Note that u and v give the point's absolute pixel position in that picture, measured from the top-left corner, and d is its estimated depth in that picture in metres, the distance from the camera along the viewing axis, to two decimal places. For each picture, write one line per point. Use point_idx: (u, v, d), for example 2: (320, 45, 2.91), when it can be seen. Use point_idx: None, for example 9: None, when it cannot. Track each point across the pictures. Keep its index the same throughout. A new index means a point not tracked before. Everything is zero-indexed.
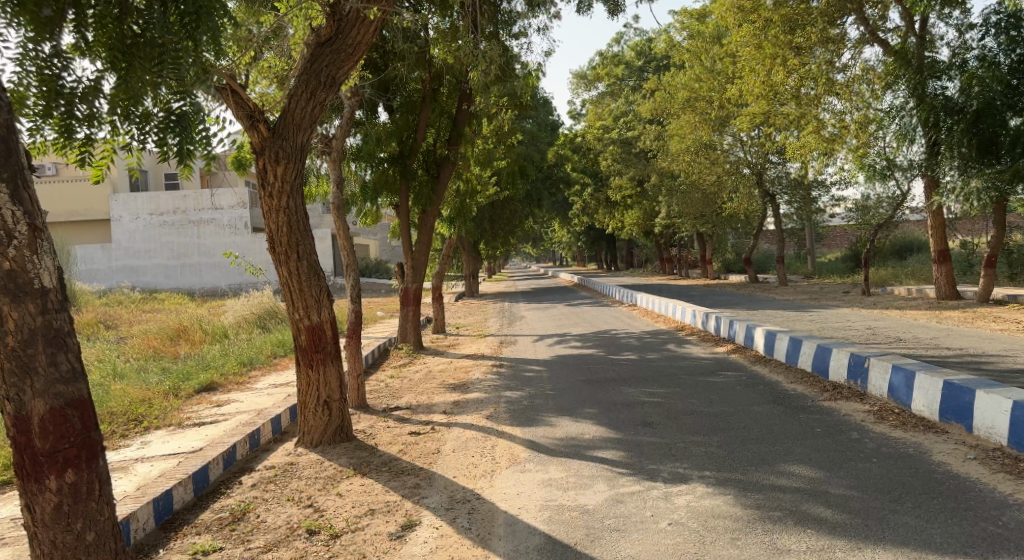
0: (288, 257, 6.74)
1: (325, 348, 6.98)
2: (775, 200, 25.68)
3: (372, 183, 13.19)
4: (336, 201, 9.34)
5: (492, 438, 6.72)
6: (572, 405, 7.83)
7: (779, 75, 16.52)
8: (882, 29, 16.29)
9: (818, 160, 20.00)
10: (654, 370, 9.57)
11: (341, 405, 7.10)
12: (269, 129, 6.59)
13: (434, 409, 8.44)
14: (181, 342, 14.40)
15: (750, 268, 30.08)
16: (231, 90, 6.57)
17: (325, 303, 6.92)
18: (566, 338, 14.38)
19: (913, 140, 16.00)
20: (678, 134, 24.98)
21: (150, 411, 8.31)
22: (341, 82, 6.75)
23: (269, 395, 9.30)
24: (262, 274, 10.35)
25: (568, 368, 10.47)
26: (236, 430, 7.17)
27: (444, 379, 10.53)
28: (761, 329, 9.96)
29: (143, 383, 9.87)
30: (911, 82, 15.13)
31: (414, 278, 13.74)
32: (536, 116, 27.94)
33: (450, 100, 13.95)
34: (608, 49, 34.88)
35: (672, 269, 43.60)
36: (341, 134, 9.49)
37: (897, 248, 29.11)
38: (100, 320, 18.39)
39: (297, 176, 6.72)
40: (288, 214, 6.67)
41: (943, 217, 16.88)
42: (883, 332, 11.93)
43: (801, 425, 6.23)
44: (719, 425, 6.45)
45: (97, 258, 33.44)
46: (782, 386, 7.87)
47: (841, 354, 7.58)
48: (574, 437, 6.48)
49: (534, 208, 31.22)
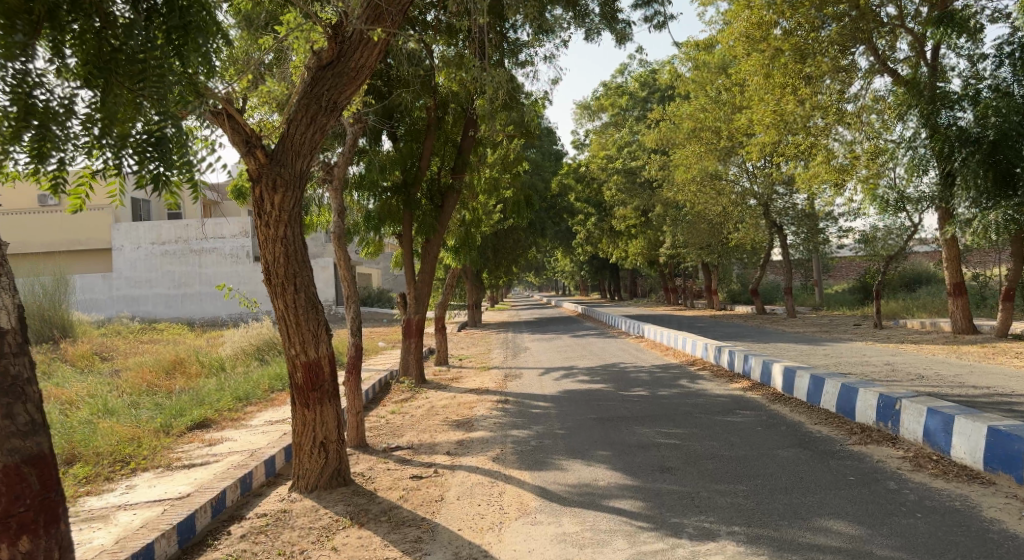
0: (285, 288, 6.38)
1: (322, 386, 6.57)
2: (782, 230, 25.34)
3: (375, 213, 12.82)
4: (336, 230, 8.99)
5: (500, 484, 6.28)
6: (583, 447, 7.39)
7: (790, 104, 16.34)
8: (892, 60, 16.09)
9: (827, 191, 19.75)
10: (667, 408, 9.13)
11: (338, 446, 6.69)
12: (267, 155, 6.28)
13: (437, 450, 8.00)
14: (176, 375, 14.00)
15: (757, 300, 29.65)
16: (226, 114, 6.29)
17: (322, 338, 6.54)
18: (573, 372, 13.94)
19: (926, 171, 15.74)
20: (682, 164, 24.81)
21: (137, 451, 7.86)
22: (342, 106, 6.47)
23: (264, 434, 8.87)
24: (257, 307, 9.81)
25: (576, 404, 10.03)
26: (226, 473, 6.73)
27: (447, 416, 10.08)
28: (779, 365, 9.53)
29: (133, 419, 9.44)
30: (923, 112, 14.86)
31: (417, 309, 13.33)
32: (540, 146, 27.79)
33: (454, 128, 13.73)
34: (611, 80, 34.97)
35: (676, 299, 43.18)
36: (343, 162, 9.17)
37: (907, 280, 28.71)
38: (94, 351, 18.00)
39: (296, 205, 6.39)
40: (285, 244, 6.33)
41: (958, 249, 16.50)
42: (903, 369, 11.49)
43: (832, 473, 5.79)
44: (744, 472, 6.02)
45: (96, 287, 33.10)
46: (805, 427, 7.44)
47: (869, 394, 7.16)
48: (587, 484, 6.04)
49: (538, 238, 30.95)
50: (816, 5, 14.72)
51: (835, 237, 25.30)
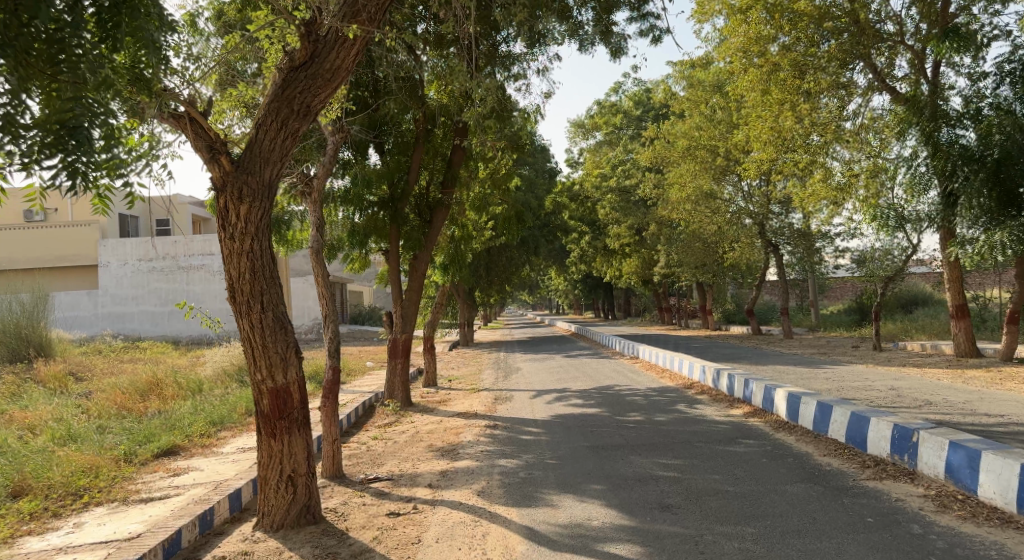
0: (250, 307, 5.84)
1: (291, 414, 6.03)
2: (778, 250, 24.80)
3: (360, 227, 12.31)
4: (314, 245, 8.47)
5: (484, 523, 5.74)
6: (576, 480, 6.85)
7: (788, 120, 15.94)
8: (892, 77, 15.79)
9: (825, 209, 19.41)
10: (664, 435, 8.58)
11: (307, 480, 6.13)
12: (232, 162, 5.81)
13: (419, 482, 7.44)
14: (152, 397, 13.38)
15: (752, 320, 29.18)
16: (189, 118, 5.88)
17: (292, 361, 6.01)
18: (566, 395, 13.41)
19: (927, 189, 15.39)
20: (677, 182, 24.50)
21: (94, 483, 7.29)
22: (317, 111, 6.03)
23: (234, 464, 8.28)
24: (221, 328, 9.22)
25: (569, 431, 9.48)
26: (184, 510, 6.17)
27: (432, 442, 9.52)
28: (783, 391, 9.02)
29: (96, 446, 8.85)
30: (923, 131, 14.55)
31: (404, 327, 12.77)
32: (534, 163, 27.42)
33: (444, 141, 13.26)
34: (605, 99, 34.85)
35: (671, 318, 42.74)
36: (322, 173, 8.65)
37: (903, 301, 28.35)
38: (70, 371, 17.37)
39: (264, 216, 5.89)
40: (251, 259, 5.81)
41: (960, 270, 16.10)
42: (909, 394, 10.99)
43: (848, 513, 5.27)
44: (750, 511, 5.49)
45: (82, 304, 32.49)
46: (814, 459, 6.92)
47: (882, 424, 6.63)
48: (579, 524, 5.49)
49: (532, 256, 30.53)
50: (815, 21, 14.47)
51: (831, 257, 24.91)
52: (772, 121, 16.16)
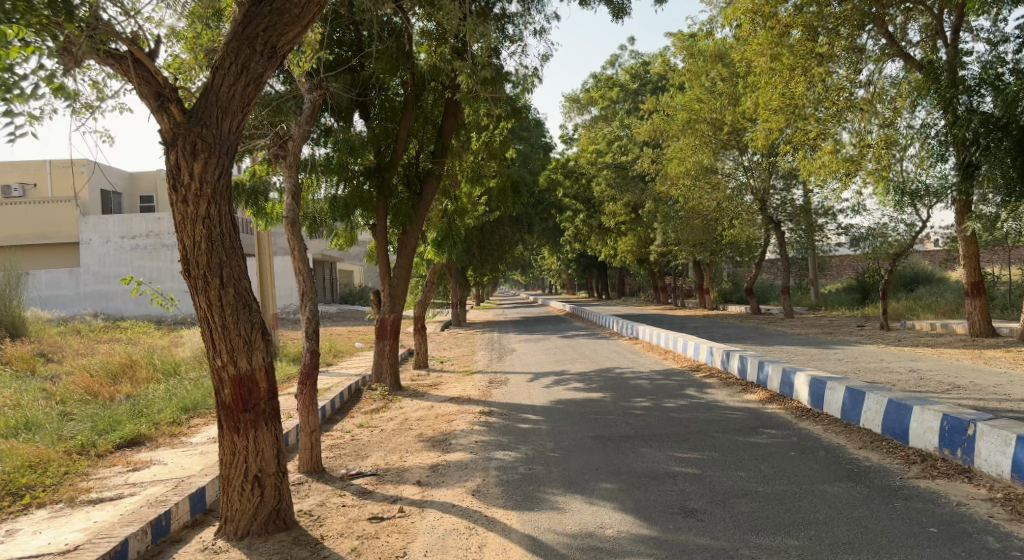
0: (207, 283, 5.00)
1: (257, 406, 5.22)
2: (779, 227, 23.78)
3: (343, 200, 11.16)
4: (289, 215, 7.54)
5: (478, 530, 4.99)
6: (584, 476, 6.11)
7: (800, 87, 15.04)
8: (907, 41, 14.95)
9: (832, 184, 18.58)
10: (676, 424, 7.82)
11: (276, 480, 5.35)
12: (183, 111, 4.97)
13: (406, 478, 6.67)
14: (123, 381, 12.56)
15: (752, 299, 28.43)
16: (132, 59, 5.00)
17: (257, 345, 5.19)
18: (564, 377, 12.67)
19: (945, 159, 14.55)
20: (676, 157, 23.49)
21: (38, 482, 6.52)
22: (283, 54, 5.25)
23: (202, 456, 7.52)
24: (174, 304, 8.36)
25: (572, 418, 8.73)
26: (134, 516, 5.36)
27: (422, 431, 8.75)
28: (804, 376, 8.27)
29: (51, 437, 8.06)
30: (941, 98, 13.65)
31: (392, 307, 11.92)
32: (528, 138, 26.56)
33: (435, 108, 12.43)
34: (601, 72, 33.96)
35: (666, 298, 42.04)
36: (299, 133, 7.74)
37: (905, 280, 27.65)
38: (40, 351, 16.49)
39: (222, 175, 5.06)
40: (208, 226, 4.98)
41: (976, 245, 15.30)
42: (931, 377, 10.28)
43: (902, 520, 4.53)
44: (789, 518, 4.73)
45: (63, 283, 31.44)
46: (849, 453, 6.18)
47: (928, 414, 5.90)
48: (591, 534, 4.72)
49: (525, 235, 29.74)
50: None
51: (833, 235, 24.10)
52: (781, 87, 15.23)
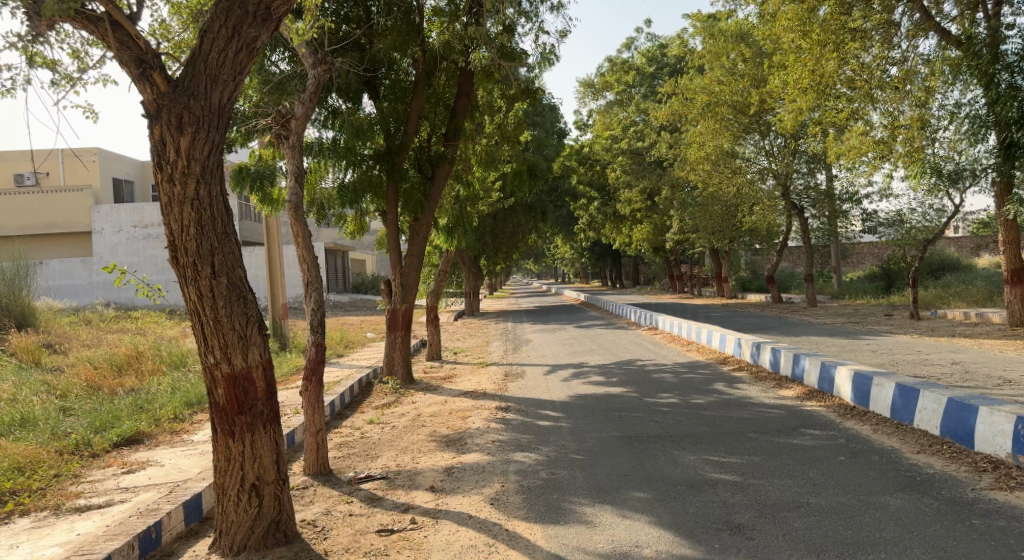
0: (197, 272, 4.48)
1: (253, 408, 4.71)
2: (802, 213, 22.99)
3: (352, 184, 10.61)
4: (293, 200, 6.98)
5: (498, 548, 4.46)
6: (614, 483, 5.56)
7: (831, 64, 14.26)
8: (944, 18, 14.17)
9: (860, 167, 17.78)
10: (709, 423, 7.26)
11: (275, 489, 4.85)
12: (168, 80, 4.44)
13: (418, 482, 6.15)
14: (128, 373, 12.10)
15: (772, 287, 27.69)
16: (111, 22, 4.49)
17: (252, 341, 4.67)
18: (583, 370, 12.13)
19: (984, 139, 13.77)
20: (695, 142, 22.74)
21: (25, 486, 6.06)
22: (277, 16, 4.68)
23: (202, 456, 7.05)
24: (163, 295, 7.84)
25: (594, 415, 8.19)
26: (120, 528, 4.88)
27: (436, 429, 8.24)
28: (845, 371, 7.69)
29: (43, 435, 7.60)
30: (982, 74, 12.83)
31: (403, 297, 11.39)
32: (541, 122, 25.82)
33: (447, 88, 11.87)
34: (617, 56, 33.07)
35: (683, 287, 41.17)
36: (303, 109, 7.21)
37: (932, 267, 26.72)
38: (45, 343, 16.06)
39: (214, 152, 4.52)
40: (197, 209, 4.45)
41: (1016, 231, 14.52)
42: (977, 370, 9.63)
43: (987, 541, 3.95)
44: (851, 537, 4.17)
45: (76, 272, 30.99)
46: (906, 458, 5.60)
47: (998, 416, 5.31)
48: (626, 554, 4.18)
49: (539, 222, 29.13)
50: None
51: (857, 221, 23.29)
52: (812, 65, 14.43)
